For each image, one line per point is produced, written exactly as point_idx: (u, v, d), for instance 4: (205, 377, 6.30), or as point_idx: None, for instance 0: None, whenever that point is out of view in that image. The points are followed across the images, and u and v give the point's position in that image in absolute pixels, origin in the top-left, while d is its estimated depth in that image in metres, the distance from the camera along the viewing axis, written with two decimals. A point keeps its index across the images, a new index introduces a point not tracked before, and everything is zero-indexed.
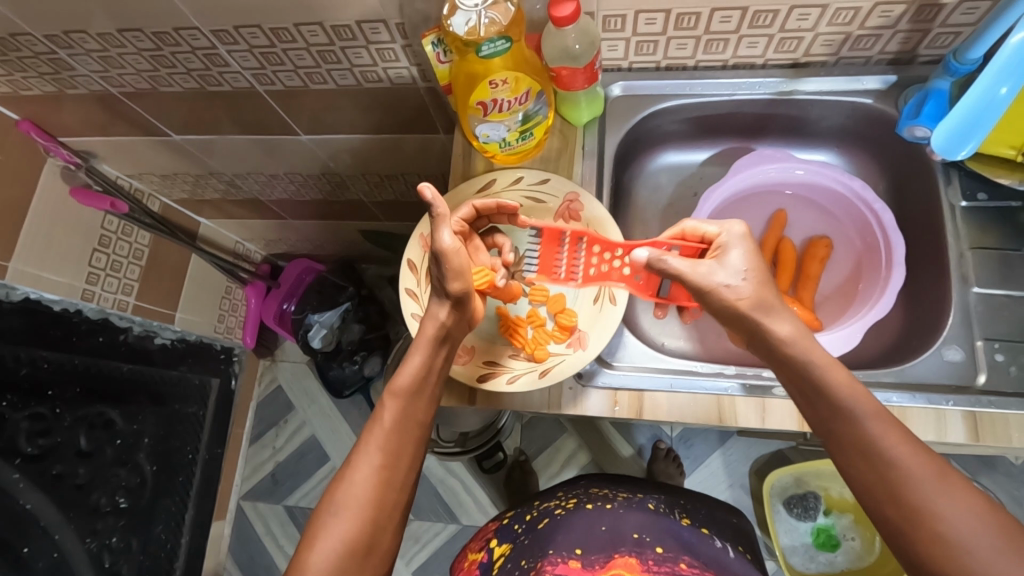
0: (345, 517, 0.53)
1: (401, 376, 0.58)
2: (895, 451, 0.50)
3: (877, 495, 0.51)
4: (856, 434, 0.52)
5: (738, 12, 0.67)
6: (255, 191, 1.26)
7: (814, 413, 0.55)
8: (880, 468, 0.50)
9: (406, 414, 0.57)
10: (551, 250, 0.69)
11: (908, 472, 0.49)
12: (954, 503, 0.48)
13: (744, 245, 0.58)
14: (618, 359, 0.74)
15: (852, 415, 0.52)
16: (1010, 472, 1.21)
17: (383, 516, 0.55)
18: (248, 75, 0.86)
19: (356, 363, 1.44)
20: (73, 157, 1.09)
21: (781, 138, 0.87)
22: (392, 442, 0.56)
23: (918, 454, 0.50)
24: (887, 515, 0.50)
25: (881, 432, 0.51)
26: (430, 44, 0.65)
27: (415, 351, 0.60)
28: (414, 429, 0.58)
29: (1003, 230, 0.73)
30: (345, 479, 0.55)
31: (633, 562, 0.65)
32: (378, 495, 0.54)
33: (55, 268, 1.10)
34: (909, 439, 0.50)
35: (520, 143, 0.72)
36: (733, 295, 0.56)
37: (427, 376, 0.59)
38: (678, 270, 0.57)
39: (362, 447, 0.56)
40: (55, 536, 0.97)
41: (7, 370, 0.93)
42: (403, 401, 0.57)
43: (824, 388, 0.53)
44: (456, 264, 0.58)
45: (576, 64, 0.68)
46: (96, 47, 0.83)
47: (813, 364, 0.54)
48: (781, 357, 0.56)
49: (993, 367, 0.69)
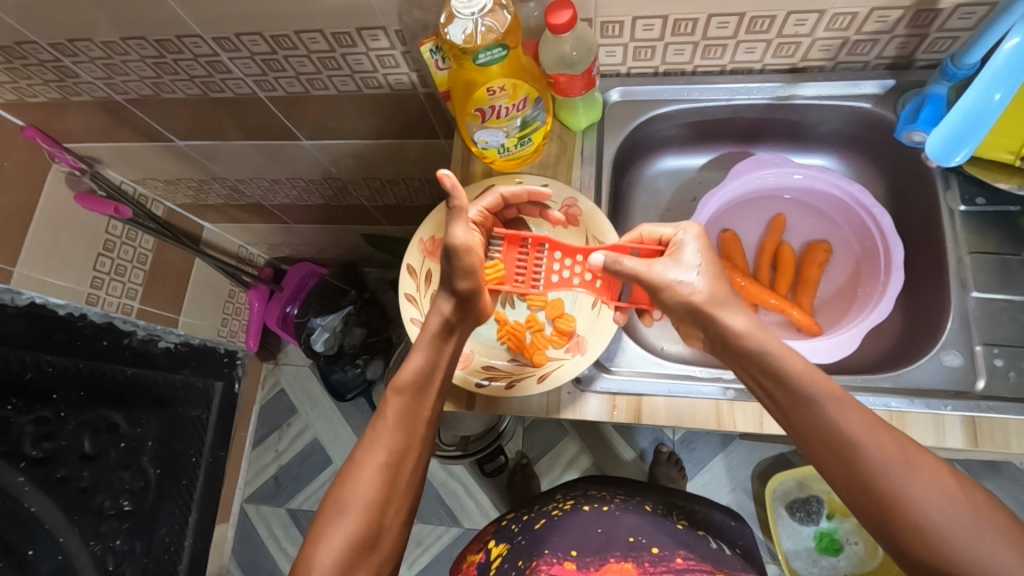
0: (352, 513, 0.54)
1: (406, 371, 0.59)
2: (860, 436, 0.50)
3: (852, 485, 0.51)
4: (821, 423, 0.52)
5: (736, 18, 0.67)
6: (257, 196, 1.27)
7: (779, 406, 0.55)
8: (848, 456, 0.51)
9: (410, 411, 0.58)
10: (513, 255, 0.68)
11: (874, 457, 0.50)
12: (923, 484, 0.48)
13: (697, 243, 0.60)
14: (617, 364, 0.74)
15: (815, 404, 0.52)
16: (1014, 476, 1.20)
17: (389, 511, 0.55)
18: (250, 81, 0.86)
19: (358, 366, 1.44)
20: (78, 163, 1.09)
21: (779, 142, 0.87)
22: (397, 439, 0.57)
23: (883, 438, 0.50)
24: (868, 509, 0.51)
25: (846, 420, 0.51)
26: (428, 51, 0.66)
27: (418, 348, 0.60)
28: (418, 425, 0.58)
29: (1003, 234, 0.73)
30: (350, 477, 0.55)
31: (629, 566, 0.64)
32: (384, 491, 0.55)
33: (60, 273, 1.11)
34: (873, 423, 0.51)
35: (518, 149, 0.73)
36: (689, 291, 0.57)
37: (432, 371, 0.60)
38: (633, 270, 0.59)
39: (365, 443, 0.57)
40: (60, 538, 0.97)
41: (12, 373, 0.94)
42: (406, 397, 0.58)
43: (785, 378, 0.54)
44: (471, 264, 0.58)
45: (573, 72, 0.68)
46: (100, 54, 0.84)
47: (770, 354, 0.54)
48: (742, 350, 0.56)
49: (994, 373, 0.69)
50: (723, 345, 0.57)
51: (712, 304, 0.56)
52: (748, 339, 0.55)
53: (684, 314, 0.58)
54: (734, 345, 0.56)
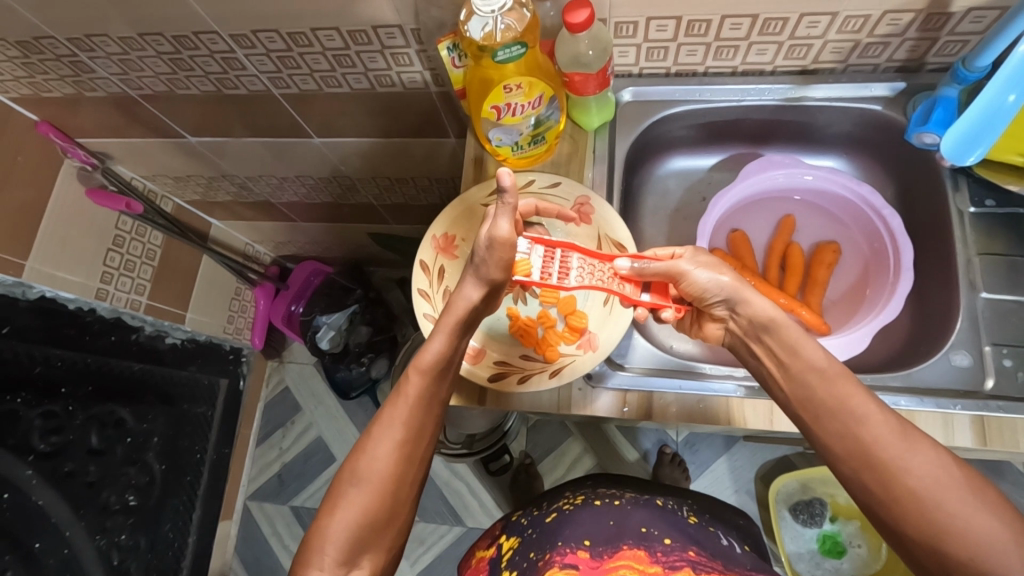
0: (367, 488, 0.53)
1: (429, 353, 0.58)
2: (865, 410, 0.50)
3: (849, 457, 0.50)
4: (827, 396, 0.52)
5: (749, 19, 0.68)
6: (266, 194, 1.28)
7: (788, 383, 0.55)
8: (849, 428, 0.50)
9: (431, 391, 0.57)
10: (540, 256, 0.67)
11: (874, 428, 0.49)
12: (921, 459, 0.47)
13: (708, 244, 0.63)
14: (629, 362, 0.74)
15: (822, 378, 0.52)
16: (1018, 481, 1.21)
17: (403, 490, 0.55)
18: (264, 78, 0.87)
19: (363, 365, 1.45)
20: (90, 158, 1.10)
21: (789, 143, 0.88)
22: (415, 417, 0.56)
23: (885, 412, 0.50)
24: (865, 481, 0.50)
25: (848, 393, 0.51)
26: (445, 49, 0.67)
27: (439, 330, 0.59)
28: (435, 406, 0.58)
29: (1011, 237, 0.74)
30: (366, 452, 0.54)
31: (642, 554, 0.63)
32: (400, 470, 0.54)
33: (70, 269, 1.10)
34: (874, 398, 0.51)
35: (532, 147, 0.74)
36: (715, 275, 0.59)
37: (451, 356, 0.59)
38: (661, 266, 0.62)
39: (383, 419, 0.56)
40: (66, 533, 0.99)
41: (21, 367, 0.95)
42: (428, 378, 0.57)
43: (795, 351, 0.54)
44: (505, 257, 0.58)
45: (588, 71, 0.69)
46: (116, 50, 0.85)
47: (784, 327, 0.55)
48: (762, 325, 0.56)
49: (1001, 372, 0.69)
50: (749, 326, 0.58)
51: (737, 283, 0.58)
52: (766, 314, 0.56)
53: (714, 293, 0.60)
54: (753, 319, 0.57)
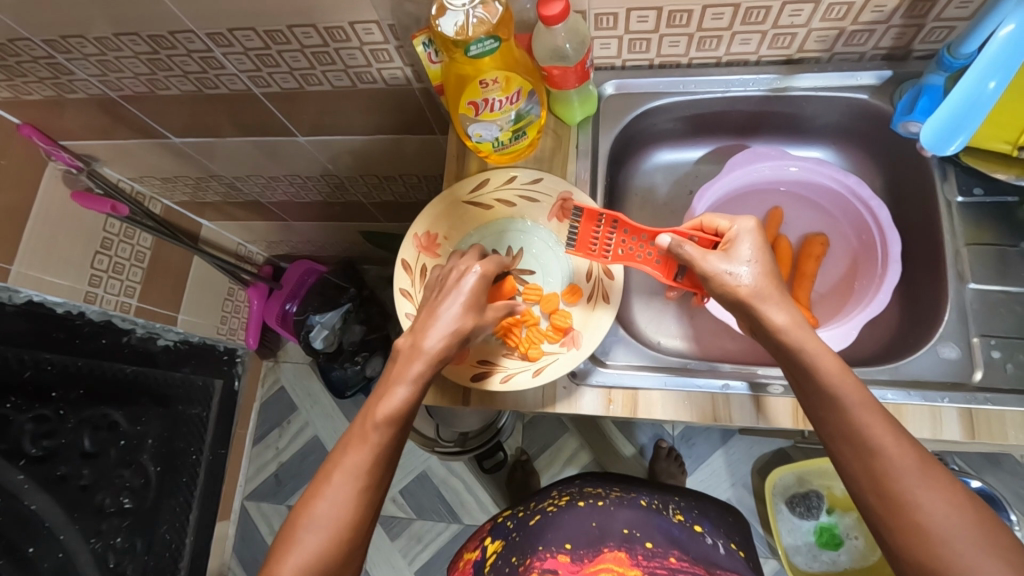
0: (322, 535, 0.52)
1: (392, 405, 0.56)
2: (883, 442, 0.49)
3: (860, 480, 0.50)
4: (845, 424, 0.51)
5: (730, 9, 0.67)
6: (255, 193, 1.27)
7: (806, 401, 0.54)
8: (865, 455, 0.50)
9: (393, 442, 0.56)
10: (589, 230, 0.70)
11: (890, 461, 0.48)
12: (933, 496, 0.47)
13: (752, 239, 0.59)
14: (612, 358, 0.73)
15: (842, 405, 0.51)
16: (1015, 471, 1.20)
17: (360, 534, 0.54)
18: (244, 77, 0.86)
19: (357, 363, 1.44)
20: (74, 161, 1.09)
21: (776, 134, 0.87)
22: (377, 464, 0.55)
23: (903, 445, 0.49)
24: (873, 505, 0.49)
25: (868, 423, 0.50)
26: (420, 45, 0.66)
27: (403, 379, 0.58)
28: (394, 455, 0.57)
29: (1000, 226, 0.73)
30: (325, 496, 0.53)
31: (622, 556, 0.63)
32: (358, 515, 0.54)
33: (58, 272, 1.09)
34: (895, 431, 0.50)
35: (513, 143, 0.72)
36: (734, 283, 0.58)
37: (412, 408, 0.58)
38: (689, 256, 0.60)
39: (343, 467, 0.54)
40: (61, 536, 0.99)
41: (11, 371, 0.95)
42: (391, 428, 0.56)
43: (817, 375, 0.53)
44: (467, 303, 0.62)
45: (567, 64, 0.68)
46: (94, 51, 0.84)
47: (807, 352, 0.53)
48: (777, 345, 0.56)
49: (991, 364, 0.68)
50: (763, 339, 0.57)
51: (756, 296, 0.57)
52: (789, 335, 0.55)
53: (729, 298, 0.59)
54: (773, 339, 0.56)
